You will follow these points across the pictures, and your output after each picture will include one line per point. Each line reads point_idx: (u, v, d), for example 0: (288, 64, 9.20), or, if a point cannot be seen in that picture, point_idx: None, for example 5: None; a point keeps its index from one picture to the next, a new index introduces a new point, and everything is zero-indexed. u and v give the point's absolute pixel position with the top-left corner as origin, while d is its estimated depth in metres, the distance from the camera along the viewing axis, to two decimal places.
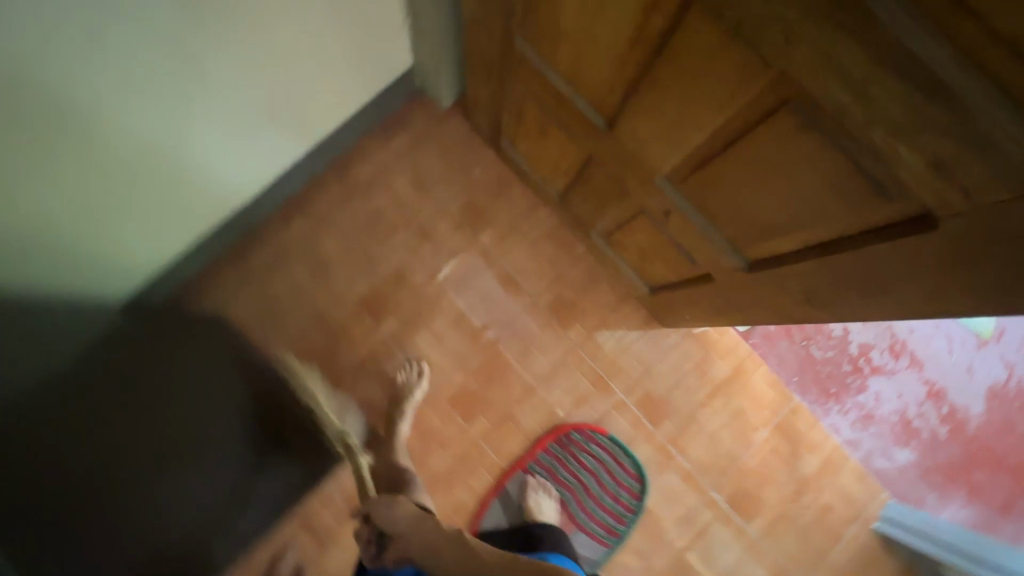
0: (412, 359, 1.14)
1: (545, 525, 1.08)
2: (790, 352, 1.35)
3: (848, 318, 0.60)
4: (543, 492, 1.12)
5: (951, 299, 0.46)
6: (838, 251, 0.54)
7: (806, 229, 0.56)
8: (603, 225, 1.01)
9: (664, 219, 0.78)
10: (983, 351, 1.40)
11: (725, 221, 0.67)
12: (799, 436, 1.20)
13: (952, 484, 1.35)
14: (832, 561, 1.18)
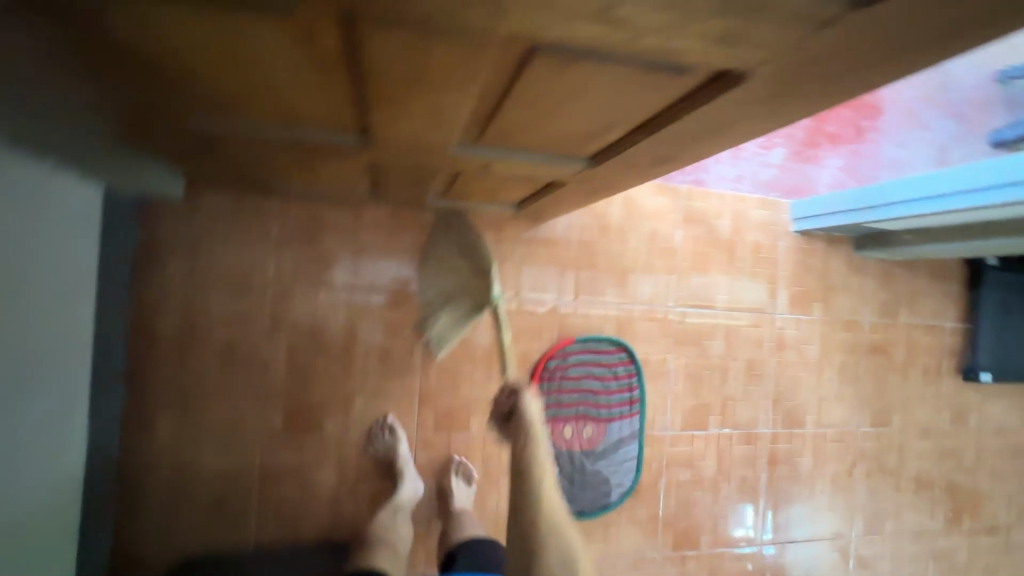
0: (380, 422, 1.07)
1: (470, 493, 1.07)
2: None
3: (702, 156, 0.59)
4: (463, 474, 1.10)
5: (787, 110, 0.44)
6: (662, 127, 0.50)
7: (620, 121, 0.51)
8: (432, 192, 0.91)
9: (484, 167, 0.70)
10: None
11: (541, 146, 0.60)
12: (706, 213, 1.27)
13: (819, 147, 1.50)
14: (782, 280, 1.34)
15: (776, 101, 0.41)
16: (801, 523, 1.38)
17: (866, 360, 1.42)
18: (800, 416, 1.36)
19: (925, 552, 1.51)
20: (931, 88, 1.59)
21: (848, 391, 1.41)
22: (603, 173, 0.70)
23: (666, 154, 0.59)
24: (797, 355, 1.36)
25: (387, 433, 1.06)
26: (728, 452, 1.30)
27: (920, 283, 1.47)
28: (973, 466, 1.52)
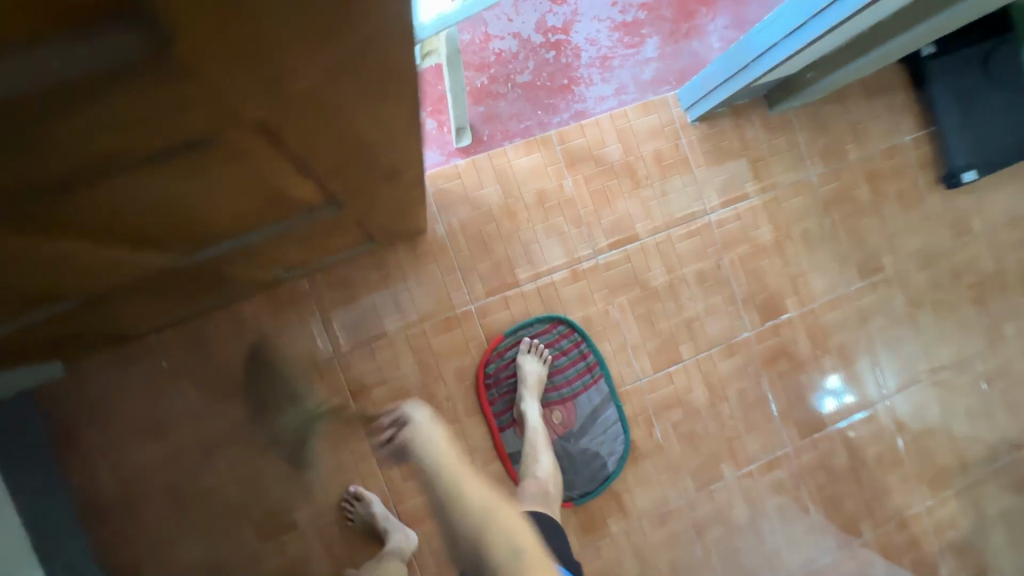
0: (347, 494, 1.06)
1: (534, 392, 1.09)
2: (512, 98, 1.26)
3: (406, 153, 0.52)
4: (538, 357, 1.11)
5: (372, 70, 0.35)
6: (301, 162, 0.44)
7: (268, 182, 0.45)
8: (276, 265, 0.88)
9: (249, 248, 0.65)
10: None
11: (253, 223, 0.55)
12: (586, 148, 1.16)
13: (694, 16, 1.35)
14: (702, 177, 1.21)
15: (332, 79, 0.33)
16: (847, 389, 1.28)
17: (829, 216, 1.28)
18: (779, 305, 1.25)
19: (978, 379, 1.37)
20: None
21: (823, 256, 1.27)
22: (371, 200, 0.63)
23: (377, 167, 0.53)
24: (750, 245, 1.24)
25: (355, 501, 1.05)
26: (714, 372, 1.22)
27: (859, 108, 1.30)
28: (990, 272, 1.37)
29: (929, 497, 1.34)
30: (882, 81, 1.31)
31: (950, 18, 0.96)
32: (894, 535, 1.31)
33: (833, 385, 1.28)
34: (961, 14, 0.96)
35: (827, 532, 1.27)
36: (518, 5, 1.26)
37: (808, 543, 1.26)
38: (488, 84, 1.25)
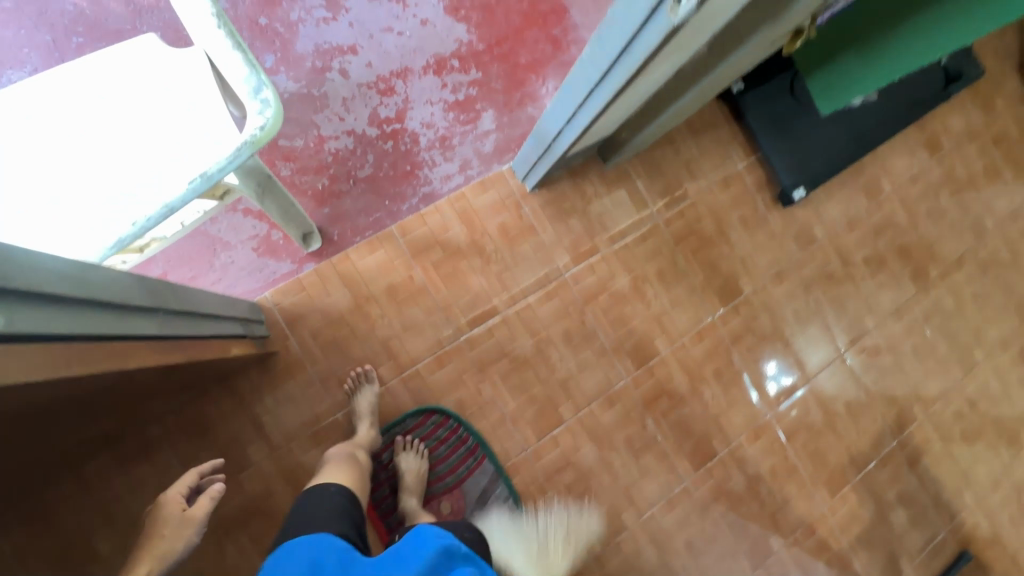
0: (364, 368, 1.10)
1: (415, 485, 1.09)
2: (356, 194, 1.27)
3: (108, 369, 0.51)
4: (416, 451, 1.12)
5: None
6: None
7: None
8: (99, 430, 0.86)
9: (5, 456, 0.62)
10: (408, 2, 1.35)
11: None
12: (430, 236, 1.18)
13: (526, 83, 1.40)
14: (551, 240, 1.25)
15: None
16: (784, 373, 1.39)
17: (682, 252, 1.34)
18: (649, 347, 1.29)
19: (851, 374, 1.45)
20: None
21: (682, 292, 1.33)
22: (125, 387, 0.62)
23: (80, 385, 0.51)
24: (611, 295, 1.28)
25: (364, 381, 1.10)
26: (599, 425, 1.24)
27: (691, 147, 1.37)
28: (839, 274, 1.47)
29: (830, 497, 1.39)
30: (706, 119, 1.39)
31: (721, 79, 0.95)
32: (804, 541, 1.36)
33: (772, 370, 1.39)
34: (729, 75, 0.95)
35: (739, 555, 1.30)
36: (347, 102, 1.28)
37: (723, 570, 1.29)
38: (329, 186, 1.26)
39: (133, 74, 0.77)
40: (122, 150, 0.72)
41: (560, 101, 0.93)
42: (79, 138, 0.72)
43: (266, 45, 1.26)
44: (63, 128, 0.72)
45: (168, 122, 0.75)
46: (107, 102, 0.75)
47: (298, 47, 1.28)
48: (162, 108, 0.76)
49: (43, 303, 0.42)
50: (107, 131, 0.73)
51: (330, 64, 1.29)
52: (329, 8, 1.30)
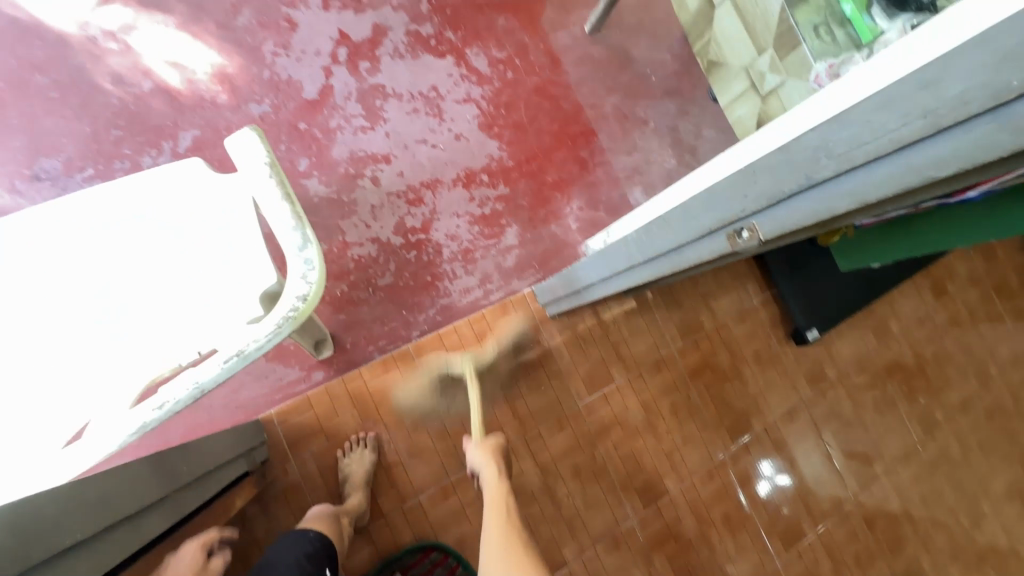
0: (361, 436, 1.14)
1: None
2: (374, 303, 1.24)
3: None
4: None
5: None
6: None
7: None
8: None
9: None
10: (445, 116, 1.39)
11: None
12: (446, 356, 1.23)
13: (552, 202, 1.42)
14: (566, 368, 1.25)
15: None
16: (778, 471, 1.36)
17: (696, 387, 1.33)
18: (658, 485, 1.26)
19: (860, 522, 1.41)
20: (626, 88, 1.54)
21: (694, 428, 1.31)
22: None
23: None
24: (621, 428, 1.26)
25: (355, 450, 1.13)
26: (601, 568, 1.19)
27: (708, 280, 1.39)
28: (849, 414, 1.46)
29: None
30: None
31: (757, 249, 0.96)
32: None
33: (766, 468, 1.35)
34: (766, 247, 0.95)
35: None
36: (375, 210, 1.29)
37: None
38: (348, 292, 1.24)
39: (182, 180, 0.82)
40: (140, 254, 0.81)
41: (599, 260, 0.90)
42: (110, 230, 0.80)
43: (302, 149, 1.28)
44: (102, 211, 0.80)
45: (192, 237, 0.82)
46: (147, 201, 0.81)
47: (335, 152, 1.30)
48: (195, 232, 0.82)
49: (50, 559, 0.41)
50: (137, 230, 0.81)
51: (363, 172, 1.31)
52: (368, 117, 1.33)
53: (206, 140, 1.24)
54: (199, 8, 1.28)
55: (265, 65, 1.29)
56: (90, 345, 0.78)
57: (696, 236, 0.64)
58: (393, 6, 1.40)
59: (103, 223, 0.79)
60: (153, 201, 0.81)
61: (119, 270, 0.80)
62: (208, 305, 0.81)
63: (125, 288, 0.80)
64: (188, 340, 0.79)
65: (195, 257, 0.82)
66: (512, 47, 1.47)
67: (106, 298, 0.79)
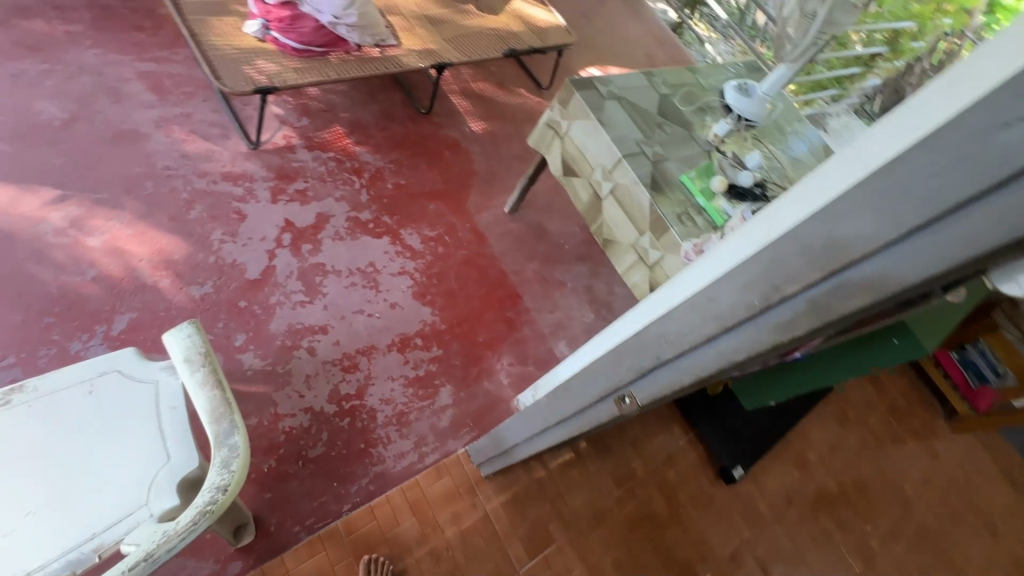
0: None
1: None
2: (303, 476, 1.21)
3: None
4: None
5: None
6: None
7: None
8: None
9: None
10: (381, 288, 1.52)
11: None
12: (378, 533, 1.17)
13: (484, 360, 1.51)
14: (504, 531, 1.23)
15: None
16: None
17: (637, 540, 1.32)
18: None
19: None
20: (543, 256, 1.77)
21: None
22: None
23: None
24: None
25: None
26: None
27: (634, 426, 1.47)
28: (790, 553, 1.47)
29: None
30: None
31: None
32: None
33: None
34: None
35: None
36: (309, 379, 1.33)
37: None
38: (275, 467, 1.20)
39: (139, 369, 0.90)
40: (79, 438, 0.83)
41: (519, 421, 0.97)
42: (54, 417, 0.83)
43: (239, 325, 1.34)
44: (50, 399, 0.84)
45: (136, 421, 0.87)
46: (99, 388, 0.87)
47: (272, 325, 1.37)
48: (141, 416, 0.87)
49: None
50: (80, 416, 0.84)
51: (300, 342, 1.37)
52: (308, 292, 1.44)
53: (142, 322, 1.28)
54: (153, 205, 1.42)
55: (210, 248, 1.41)
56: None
57: (589, 401, 0.74)
58: (335, 198, 1.61)
59: (46, 410, 0.83)
60: (103, 388, 0.87)
61: (45, 448, 0.80)
62: (133, 481, 0.82)
63: (51, 465, 0.80)
64: (115, 526, 0.78)
65: (136, 440, 0.85)
66: (441, 227, 1.69)
67: (31, 484, 0.78)
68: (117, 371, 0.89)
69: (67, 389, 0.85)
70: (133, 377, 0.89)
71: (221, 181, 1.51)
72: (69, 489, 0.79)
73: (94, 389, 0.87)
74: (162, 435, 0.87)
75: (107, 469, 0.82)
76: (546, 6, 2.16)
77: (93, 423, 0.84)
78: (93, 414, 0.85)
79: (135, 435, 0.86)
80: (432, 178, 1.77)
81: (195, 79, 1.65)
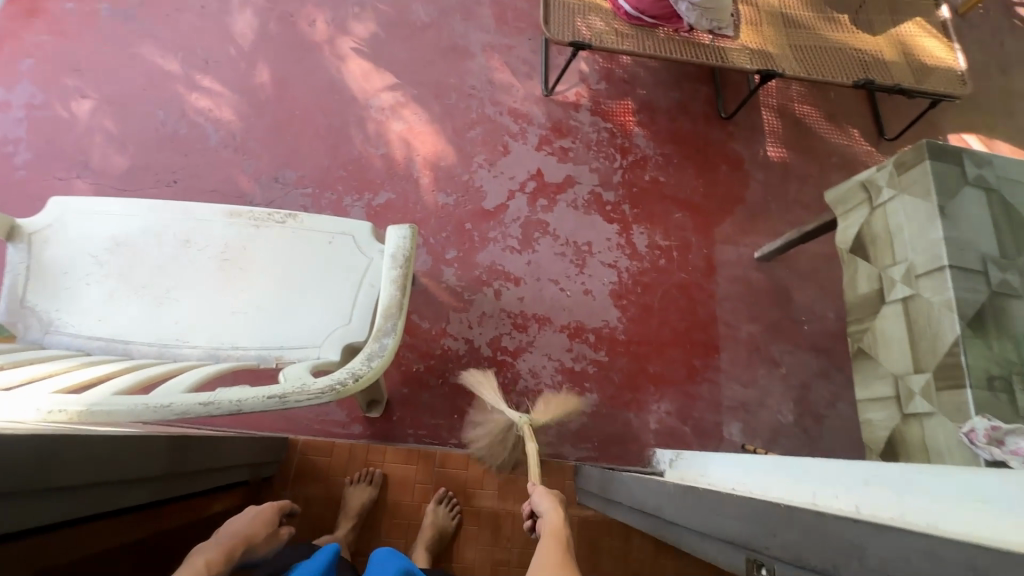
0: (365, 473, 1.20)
1: None
2: (436, 393, 1.31)
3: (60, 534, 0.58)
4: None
5: None
6: None
7: None
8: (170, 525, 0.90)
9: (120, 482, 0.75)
10: (585, 270, 1.48)
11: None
12: (463, 481, 1.22)
13: (643, 392, 1.38)
14: None
15: None
16: None
17: None
18: None
19: None
20: (770, 322, 1.48)
21: None
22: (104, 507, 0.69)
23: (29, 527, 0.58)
24: None
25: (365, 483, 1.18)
26: None
27: None
28: None
29: None
30: None
31: None
32: None
33: None
34: None
35: None
36: (483, 317, 1.40)
37: None
38: (422, 371, 1.33)
39: (365, 242, 1.06)
40: (307, 274, 1.02)
41: (636, 488, 0.86)
42: (300, 250, 1.04)
43: (457, 241, 1.47)
44: (304, 234, 1.05)
45: (345, 281, 1.02)
46: (335, 243, 1.05)
47: (479, 255, 1.47)
48: (349, 278, 1.03)
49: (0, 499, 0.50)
50: (315, 257, 1.03)
51: (492, 282, 1.44)
52: (522, 242, 1.49)
53: (395, 205, 1.50)
54: (448, 114, 1.61)
55: (469, 167, 1.55)
56: (237, 317, 0.98)
57: (720, 533, 0.59)
58: (590, 168, 1.59)
59: (299, 243, 1.04)
60: (338, 244, 1.05)
61: (286, 270, 1.02)
62: (321, 326, 0.98)
63: (286, 281, 1.01)
64: (298, 352, 0.96)
65: (338, 295, 1.01)
66: (675, 241, 1.54)
67: (267, 291, 1.00)
68: (351, 236, 1.06)
69: (317, 234, 1.05)
70: (358, 246, 1.05)
71: (505, 114, 1.63)
72: (286, 307, 0.99)
73: (332, 241, 1.05)
74: (354, 302, 1.01)
75: (313, 304, 1.00)
76: (949, 39, 1.65)
77: (319, 267, 1.03)
78: (323, 260, 1.03)
79: (340, 291, 1.02)
80: (693, 187, 1.61)
81: (531, 18, 1.77)
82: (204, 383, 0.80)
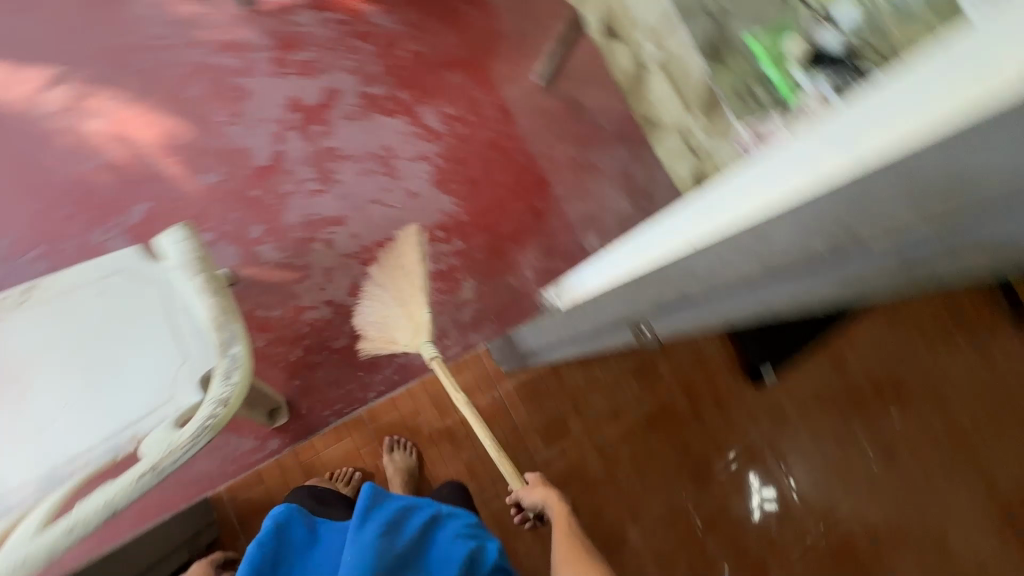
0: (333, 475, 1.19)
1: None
2: (328, 366, 1.25)
3: None
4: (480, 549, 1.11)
5: None
6: None
7: None
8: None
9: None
10: (398, 175, 1.41)
11: None
12: (401, 421, 1.24)
13: (508, 254, 1.44)
14: (522, 424, 1.33)
15: None
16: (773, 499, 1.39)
17: (656, 433, 1.37)
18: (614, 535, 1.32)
19: (820, 553, 1.38)
20: (580, 132, 1.53)
21: (655, 476, 1.35)
22: None
23: None
24: (581, 482, 1.32)
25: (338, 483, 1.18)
26: None
27: None
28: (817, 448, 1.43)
29: None
30: None
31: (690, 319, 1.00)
32: None
33: (765, 492, 1.39)
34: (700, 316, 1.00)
35: None
36: (329, 273, 1.31)
37: None
38: (302, 356, 1.25)
39: (142, 268, 0.87)
40: (101, 338, 0.84)
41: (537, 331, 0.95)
42: (73, 318, 0.84)
43: (254, 215, 1.30)
44: (65, 299, 0.84)
45: (150, 320, 0.86)
46: (109, 287, 0.86)
47: (287, 216, 1.32)
48: (153, 315, 0.86)
49: None
50: (97, 315, 0.85)
51: (316, 235, 1.32)
52: (321, 179, 1.36)
53: (159, 213, 1.26)
54: (149, 82, 1.31)
55: (214, 130, 1.32)
56: (52, 427, 0.80)
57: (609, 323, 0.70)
58: (343, 69, 1.43)
59: (65, 312, 0.84)
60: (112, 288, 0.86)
61: (73, 348, 0.83)
62: (156, 380, 0.84)
63: (83, 358, 0.83)
64: (150, 419, 0.82)
65: (152, 339, 0.85)
66: (464, 104, 1.49)
67: (67, 381, 0.82)
68: (123, 271, 0.86)
69: (79, 291, 0.85)
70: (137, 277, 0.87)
71: (216, 51, 1.36)
72: (103, 384, 0.83)
73: (103, 288, 0.85)
74: (175, 335, 0.85)
75: (134, 362, 0.84)
76: None
77: (110, 323, 0.85)
78: (110, 314, 0.85)
79: (152, 333, 0.85)
80: (453, 39, 1.51)
81: None
82: (64, 510, 0.68)
